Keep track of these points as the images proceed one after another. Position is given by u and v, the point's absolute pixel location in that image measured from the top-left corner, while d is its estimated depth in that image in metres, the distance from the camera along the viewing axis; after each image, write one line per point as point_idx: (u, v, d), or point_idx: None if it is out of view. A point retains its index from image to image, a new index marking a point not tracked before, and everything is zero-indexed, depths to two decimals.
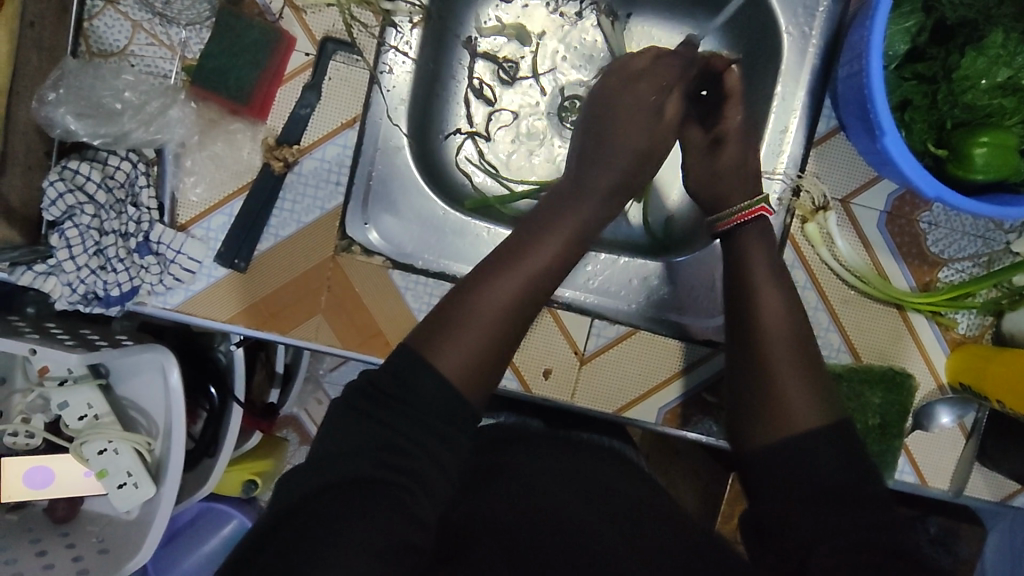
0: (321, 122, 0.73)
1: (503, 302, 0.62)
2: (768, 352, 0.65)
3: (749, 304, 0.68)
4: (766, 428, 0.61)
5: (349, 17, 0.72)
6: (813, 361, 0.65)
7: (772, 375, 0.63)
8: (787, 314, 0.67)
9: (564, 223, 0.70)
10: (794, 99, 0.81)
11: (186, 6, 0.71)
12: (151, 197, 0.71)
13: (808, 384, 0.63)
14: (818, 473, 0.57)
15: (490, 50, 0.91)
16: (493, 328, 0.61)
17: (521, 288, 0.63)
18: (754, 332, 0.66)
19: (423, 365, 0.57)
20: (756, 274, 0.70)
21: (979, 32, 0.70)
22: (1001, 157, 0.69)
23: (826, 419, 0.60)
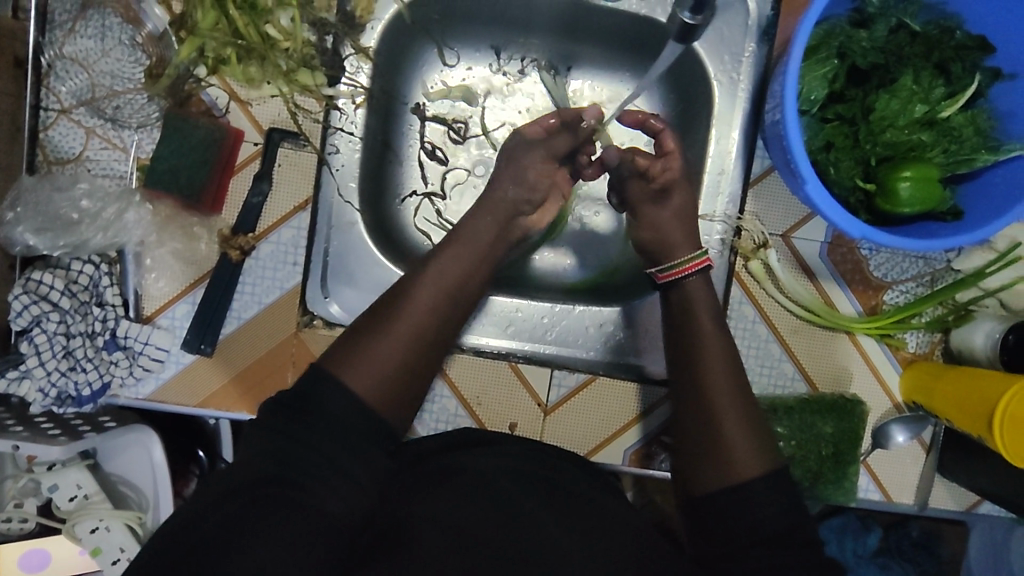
0: (274, 207, 0.76)
1: (412, 325, 0.67)
2: (711, 396, 0.68)
3: (692, 347, 0.71)
4: (710, 473, 0.64)
5: (292, 106, 0.75)
6: (753, 402, 0.68)
7: (715, 419, 0.66)
8: (725, 353, 0.71)
9: (463, 247, 0.74)
10: (728, 140, 0.84)
11: (135, 109, 0.74)
12: (115, 294, 0.74)
13: (748, 426, 0.66)
14: (755, 516, 0.61)
15: (440, 113, 0.91)
16: (402, 350, 0.66)
17: (428, 313, 0.68)
18: (699, 375, 0.69)
19: (333, 389, 0.62)
20: (701, 319, 0.72)
21: (891, 74, 0.73)
22: (924, 191, 0.71)
23: (768, 462, 0.64)
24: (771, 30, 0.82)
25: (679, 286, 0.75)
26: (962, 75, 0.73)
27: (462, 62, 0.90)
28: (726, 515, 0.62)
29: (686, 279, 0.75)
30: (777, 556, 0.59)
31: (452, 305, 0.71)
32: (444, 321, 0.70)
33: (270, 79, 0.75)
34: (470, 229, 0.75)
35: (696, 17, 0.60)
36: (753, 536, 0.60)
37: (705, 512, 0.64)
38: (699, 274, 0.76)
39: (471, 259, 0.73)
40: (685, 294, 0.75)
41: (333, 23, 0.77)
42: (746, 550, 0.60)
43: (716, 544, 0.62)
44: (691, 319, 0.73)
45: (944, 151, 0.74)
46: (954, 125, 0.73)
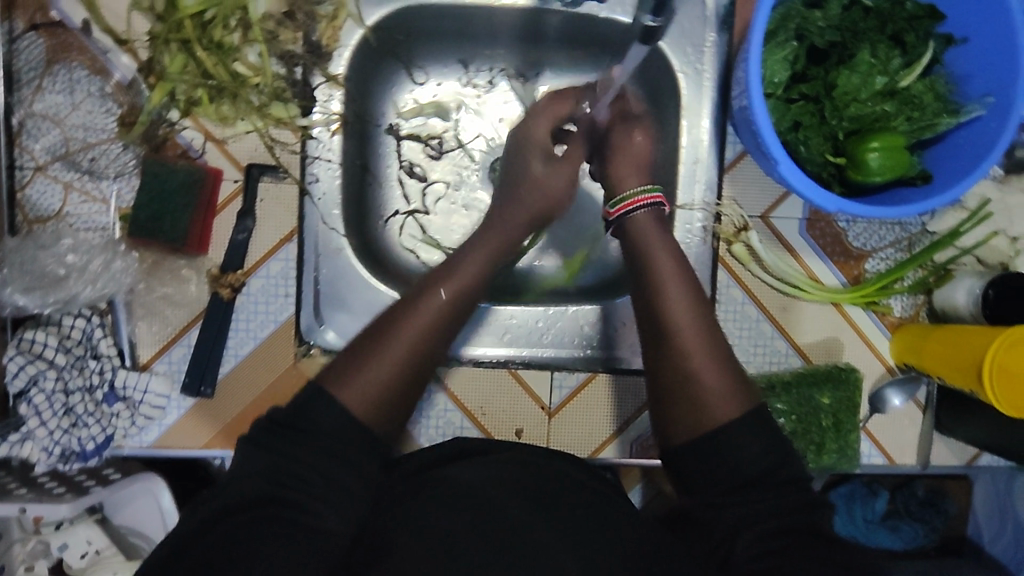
0: (261, 242, 0.76)
1: (410, 341, 0.66)
2: (682, 346, 0.67)
3: (655, 299, 0.70)
4: (684, 425, 0.66)
5: (269, 140, 0.76)
6: (722, 344, 0.69)
7: (685, 368, 0.66)
8: (697, 310, 0.69)
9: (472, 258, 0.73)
10: (699, 129, 0.85)
11: (111, 158, 0.74)
12: (110, 345, 0.74)
13: (722, 368, 0.67)
14: (739, 464, 0.63)
15: (415, 131, 0.92)
16: (395, 365, 0.65)
17: (425, 329, 0.67)
18: (667, 325, 0.69)
19: (327, 404, 0.62)
20: (661, 267, 0.71)
21: (849, 50, 0.76)
22: (893, 158, 0.73)
23: (743, 402, 0.65)
24: (729, 19, 0.84)
25: (626, 221, 0.76)
26: (916, 44, 0.75)
27: (432, 78, 0.91)
28: (710, 464, 0.64)
29: (633, 214, 0.76)
30: (769, 509, 0.61)
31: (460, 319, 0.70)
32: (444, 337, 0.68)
33: (243, 115, 0.75)
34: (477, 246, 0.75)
35: (658, 20, 0.55)
36: (742, 489, 0.62)
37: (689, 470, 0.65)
38: (646, 209, 0.76)
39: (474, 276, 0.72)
40: (632, 230, 0.75)
41: (301, 54, 0.77)
42: (729, 501, 0.62)
43: (704, 491, 0.64)
44: (651, 270, 0.72)
45: (907, 118, 0.76)
46: (915, 93, 0.76)
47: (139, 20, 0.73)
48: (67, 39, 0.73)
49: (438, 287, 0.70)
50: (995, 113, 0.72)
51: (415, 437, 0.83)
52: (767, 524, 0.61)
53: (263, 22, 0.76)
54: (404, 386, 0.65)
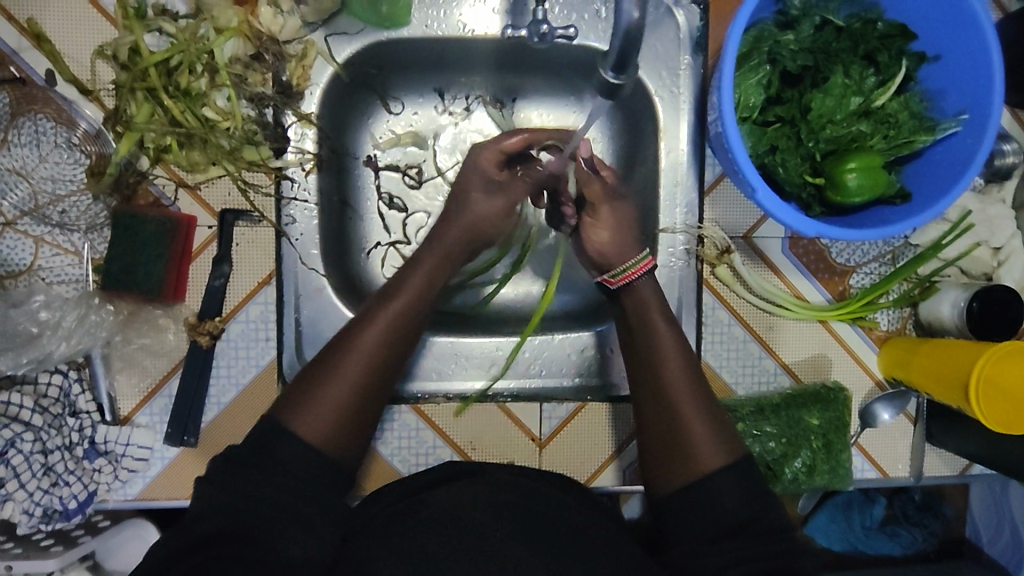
0: (239, 287, 0.75)
1: (359, 373, 0.68)
2: (672, 398, 0.68)
3: (650, 354, 0.71)
4: (670, 472, 0.66)
5: (241, 183, 0.75)
6: (711, 399, 0.69)
7: (672, 418, 0.67)
8: (685, 357, 0.71)
9: (410, 284, 0.73)
10: (678, 152, 0.85)
11: (82, 211, 0.73)
12: (89, 400, 0.73)
13: (705, 414, 0.68)
14: (723, 499, 0.63)
15: (394, 161, 0.91)
16: (346, 396, 0.67)
17: (371, 359, 0.68)
18: (658, 379, 0.69)
19: (288, 443, 0.64)
20: (656, 323, 0.72)
21: (823, 72, 0.75)
22: (872, 178, 0.73)
23: (728, 456, 0.66)
24: (703, 40, 0.84)
25: (629, 289, 0.74)
26: (890, 63, 0.75)
27: (407, 109, 0.90)
28: (691, 511, 0.64)
29: (635, 282, 0.75)
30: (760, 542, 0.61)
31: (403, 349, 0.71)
32: (391, 364, 0.70)
33: (214, 160, 0.74)
34: (418, 269, 0.74)
35: (621, 77, 0.58)
36: (730, 520, 0.62)
37: (677, 506, 0.65)
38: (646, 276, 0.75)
39: (417, 301, 0.72)
40: (637, 298, 0.74)
41: (271, 96, 0.76)
42: (710, 536, 0.62)
43: (677, 541, 0.64)
44: (647, 324, 0.72)
45: (884, 137, 0.76)
46: (890, 112, 0.76)
47: (103, 69, 0.72)
48: (31, 91, 0.71)
49: (378, 318, 0.70)
50: (971, 129, 0.72)
51: (387, 457, 0.81)
52: (757, 558, 0.60)
53: (231, 65, 0.75)
54: (358, 414, 0.67)
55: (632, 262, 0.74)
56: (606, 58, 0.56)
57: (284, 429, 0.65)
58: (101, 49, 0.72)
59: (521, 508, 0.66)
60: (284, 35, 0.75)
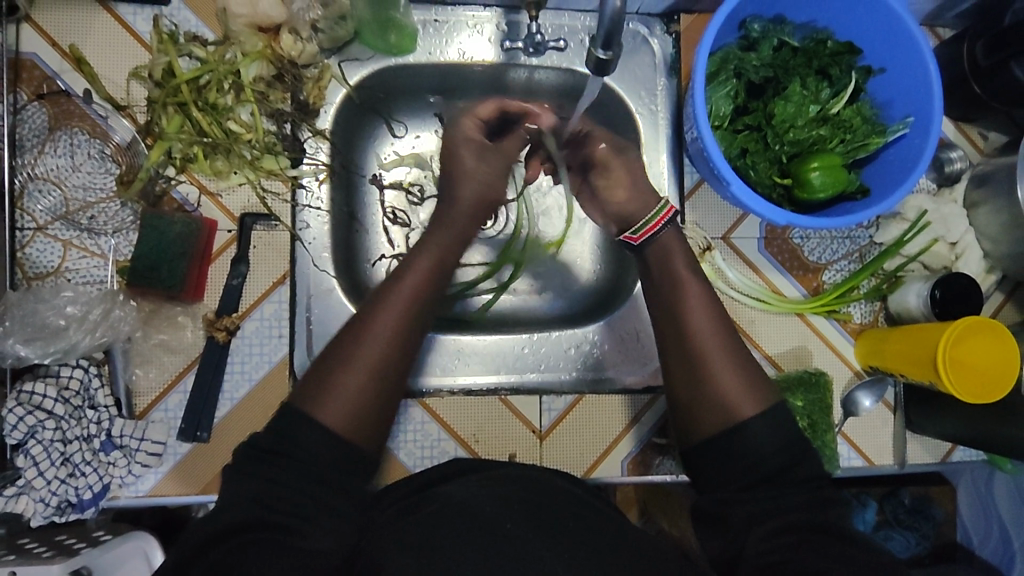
0: (254, 287, 0.80)
1: (374, 357, 0.69)
2: (695, 346, 0.71)
3: (679, 307, 0.74)
4: (706, 419, 0.69)
5: (260, 190, 0.81)
6: (732, 339, 0.73)
7: (695, 367, 0.71)
8: (721, 316, 0.73)
9: (417, 264, 0.76)
10: (659, 163, 0.93)
11: (110, 216, 0.78)
12: (107, 395, 0.75)
13: (739, 368, 0.71)
14: (738, 454, 0.67)
15: (397, 180, 0.97)
16: (366, 381, 0.69)
17: (385, 341, 0.70)
18: (684, 328, 0.73)
19: (310, 430, 0.65)
20: (679, 271, 0.76)
21: (783, 84, 0.85)
22: (833, 175, 0.81)
23: (750, 394, 0.69)
24: (677, 65, 0.94)
25: (655, 240, 0.77)
26: (841, 76, 0.85)
27: (411, 131, 0.97)
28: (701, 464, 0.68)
29: (659, 233, 0.78)
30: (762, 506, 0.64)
31: (416, 329, 0.73)
32: (404, 346, 0.71)
33: (237, 169, 0.80)
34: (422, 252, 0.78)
35: (608, 53, 0.61)
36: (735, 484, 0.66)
37: (696, 468, 0.69)
38: (669, 225, 0.78)
39: (423, 282, 0.75)
40: (661, 247, 0.77)
41: (290, 112, 0.83)
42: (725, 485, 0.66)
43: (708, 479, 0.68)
44: (674, 277, 0.75)
45: (842, 140, 0.85)
46: (845, 118, 0.85)
47: (137, 89, 0.80)
48: (70, 107, 0.78)
49: (388, 299, 0.73)
50: (916, 130, 0.81)
51: (394, 450, 0.84)
52: (768, 524, 0.62)
53: (254, 83, 0.82)
54: (377, 398, 0.69)
55: (651, 215, 0.78)
56: (593, 39, 0.60)
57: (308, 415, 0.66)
58: (137, 71, 0.79)
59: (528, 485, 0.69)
60: (303, 60, 0.83)
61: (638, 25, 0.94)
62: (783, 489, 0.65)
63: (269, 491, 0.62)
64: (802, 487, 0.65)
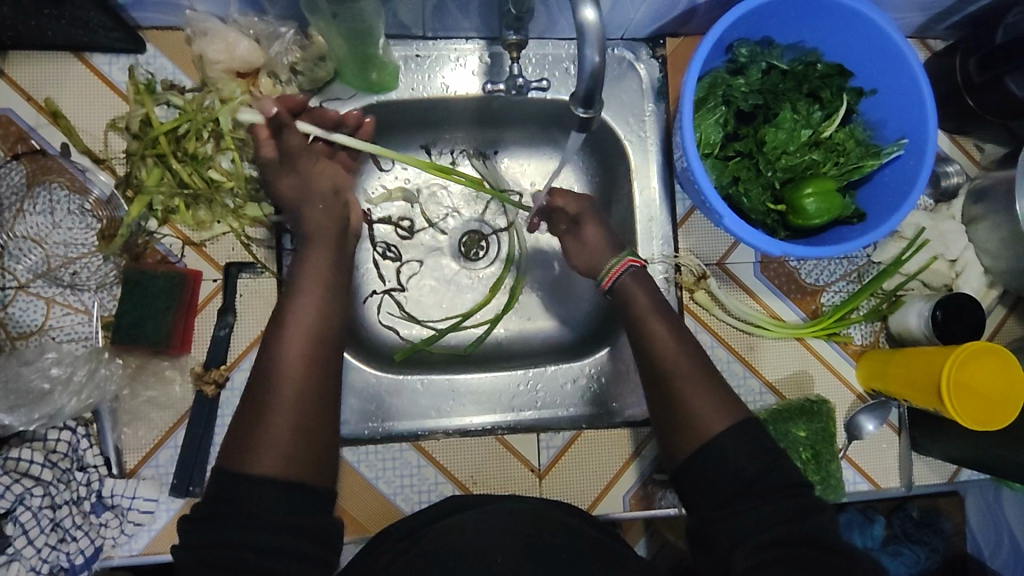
0: (243, 336, 0.79)
1: (291, 388, 0.61)
2: (670, 378, 0.70)
3: (641, 338, 0.73)
4: (684, 444, 0.67)
5: (244, 238, 0.79)
6: (704, 361, 0.71)
7: (677, 397, 0.68)
8: (686, 345, 0.72)
9: (304, 277, 0.68)
10: (650, 190, 0.91)
11: (93, 271, 0.77)
12: (96, 454, 0.75)
13: (708, 389, 0.69)
14: (737, 476, 0.64)
15: (386, 215, 0.95)
16: (291, 418, 0.60)
17: (299, 367, 0.62)
18: (649, 356, 0.72)
19: (251, 484, 0.56)
20: (638, 303, 0.76)
21: (772, 110, 0.84)
22: (828, 202, 0.79)
23: (731, 417, 0.67)
24: (664, 90, 0.92)
25: (613, 288, 0.78)
26: (833, 98, 0.84)
27: (396, 167, 0.96)
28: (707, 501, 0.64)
29: (619, 282, 0.78)
30: (772, 539, 0.60)
31: (325, 344, 0.65)
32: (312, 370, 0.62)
33: (220, 218, 0.79)
34: (305, 265, 0.69)
35: (589, 110, 0.61)
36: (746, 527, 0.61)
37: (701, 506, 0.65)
38: (628, 275, 0.78)
39: (317, 295, 0.67)
40: (618, 293, 0.78)
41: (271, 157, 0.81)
42: (728, 517, 0.62)
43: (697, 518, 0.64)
44: (633, 312, 0.75)
45: (836, 163, 0.84)
46: (839, 141, 0.84)
47: (115, 141, 0.79)
48: (47, 162, 0.77)
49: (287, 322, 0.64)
50: (911, 152, 0.80)
51: (390, 495, 0.83)
52: (776, 558, 0.59)
53: (234, 131, 0.80)
54: (308, 436, 0.60)
55: (609, 266, 0.78)
56: (575, 96, 0.60)
57: (236, 473, 0.57)
58: (114, 122, 0.78)
59: (522, 519, 0.67)
60: None
61: (623, 50, 0.92)
62: (787, 517, 0.61)
63: (224, 544, 0.53)
64: (811, 513, 0.62)
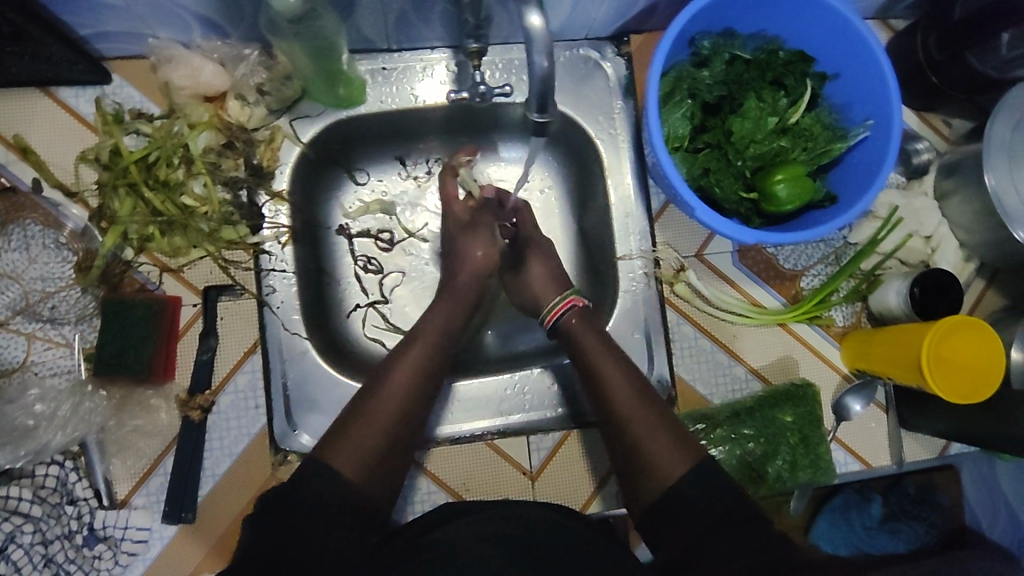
0: (226, 358, 0.79)
1: (390, 413, 0.70)
2: (625, 425, 0.72)
3: (596, 379, 0.75)
4: (644, 484, 0.68)
5: (222, 261, 0.80)
6: (655, 400, 0.73)
7: (635, 444, 0.70)
8: (636, 385, 0.74)
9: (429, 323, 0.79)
10: (625, 186, 0.92)
11: (72, 304, 0.78)
12: (86, 487, 0.75)
13: (661, 427, 0.70)
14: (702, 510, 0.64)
15: (365, 228, 0.93)
16: (381, 438, 0.68)
17: (403, 394, 0.72)
18: (604, 398, 0.74)
19: (323, 478, 0.64)
20: (587, 346, 0.78)
21: (737, 100, 0.85)
22: (798, 187, 0.80)
23: (683, 454, 0.68)
24: (632, 86, 0.92)
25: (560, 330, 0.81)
26: (797, 84, 0.84)
27: (372, 179, 0.93)
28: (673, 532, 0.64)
29: (563, 321, 0.81)
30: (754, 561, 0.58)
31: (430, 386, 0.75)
32: (413, 406, 0.72)
33: (195, 243, 0.79)
34: (434, 318, 0.80)
35: (545, 116, 0.62)
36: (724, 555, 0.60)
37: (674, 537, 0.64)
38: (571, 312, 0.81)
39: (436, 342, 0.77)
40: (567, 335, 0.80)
41: (244, 178, 0.82)
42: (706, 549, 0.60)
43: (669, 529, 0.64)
44: (585, 356, 0.77)
45: (804, 149, 0.85)
46: (805, 126, 0.84)
47: (86, 172, 0.79)
48: (20, 200, 0.78)
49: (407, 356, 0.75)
50: (877, 132, 0.80)
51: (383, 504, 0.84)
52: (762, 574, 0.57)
53: (205, 155, 0.81)
54: (387, 460, 0.68)
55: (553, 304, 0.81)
56: (529, 103, 0.61)
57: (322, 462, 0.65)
58: (84, 154, 0.78)
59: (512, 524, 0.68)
60: (253, 123, 0.82)
61: (589, 49, 0.92)
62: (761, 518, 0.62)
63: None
64: None
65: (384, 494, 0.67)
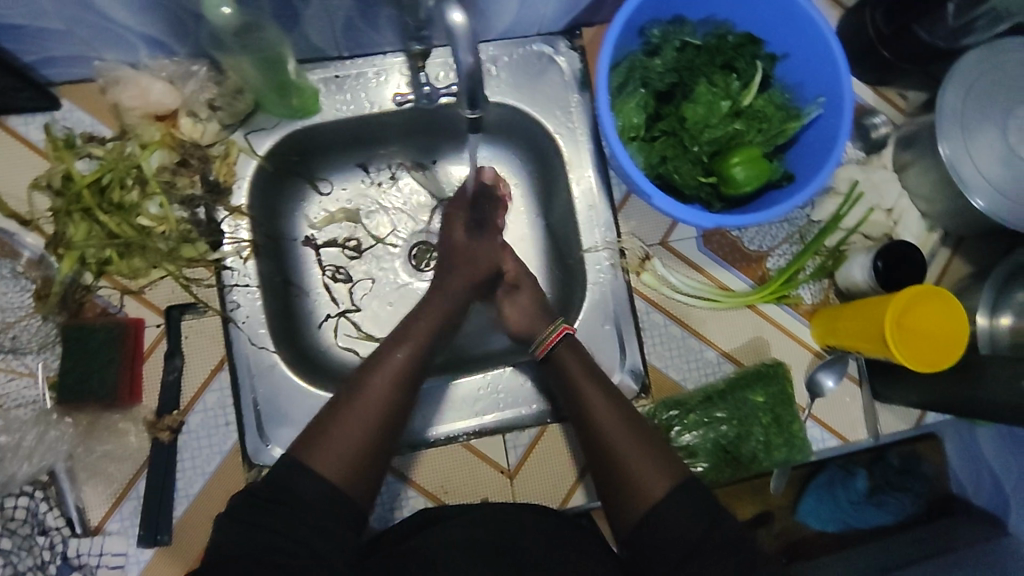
0: (193, 377, 0.78)
1: (370, 420, 0.69)
2: (609, 447, 0.71)
3: (580, 404, 0.76)
4: (630, 507, 0.68)
5: (183, 280, 0.79)
6: (641, 423, 0.73)
7: (620, 467, 0.70)
8: (621, 411, 0.74)
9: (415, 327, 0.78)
10: (586, 179, 0.92)
11: (32, 332, 0.77)
12: (57, 516, 0.75)
13: (645, 450, 0.70)
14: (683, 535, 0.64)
15: (331, 237, 0.93)
16: (359, 439, 0.68)
17: (381, 401, 0.71)
18: (588, 423, 0.74)
19: (304, 479, 0.64)
20: (571, 370, 0.78)
21: (689, 87, 0.86)
22: (755, 168, 0.81)
23: (669, 477, 0.68)
24: (587, 78, 0.92)
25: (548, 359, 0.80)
26: (748, 67, 0.85)
27: (335, 189, 0.93)
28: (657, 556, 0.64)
29: (555, 349, 0.80)
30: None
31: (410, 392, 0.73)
32: (397, 410, 0.71)
33: (155, 263, 0.79)
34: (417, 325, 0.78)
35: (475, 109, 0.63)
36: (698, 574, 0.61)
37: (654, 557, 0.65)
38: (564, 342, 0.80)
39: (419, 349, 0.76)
40: (554, 363, 0.80)
41: (200, 195, 0.81)
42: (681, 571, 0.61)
43: (648, 542, 0.65)
44: (569, 382, 0.77)
45: (759, 131, 0.85)
46: (759, 108, 0.85)
47: (40, 200, 0.79)
48: None
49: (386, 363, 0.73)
50: (830, 110, 0.80)
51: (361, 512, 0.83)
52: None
53: (159, 174, 0.81)
54: (366, 461, 0.68)
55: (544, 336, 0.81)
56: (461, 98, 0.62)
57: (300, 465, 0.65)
58: (36, 181, 0.78)
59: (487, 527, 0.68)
60: (206, 140, 0.82)
61: (542, 44, 0.92)
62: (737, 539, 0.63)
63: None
64: None
65: (361, 495, 0.67)
